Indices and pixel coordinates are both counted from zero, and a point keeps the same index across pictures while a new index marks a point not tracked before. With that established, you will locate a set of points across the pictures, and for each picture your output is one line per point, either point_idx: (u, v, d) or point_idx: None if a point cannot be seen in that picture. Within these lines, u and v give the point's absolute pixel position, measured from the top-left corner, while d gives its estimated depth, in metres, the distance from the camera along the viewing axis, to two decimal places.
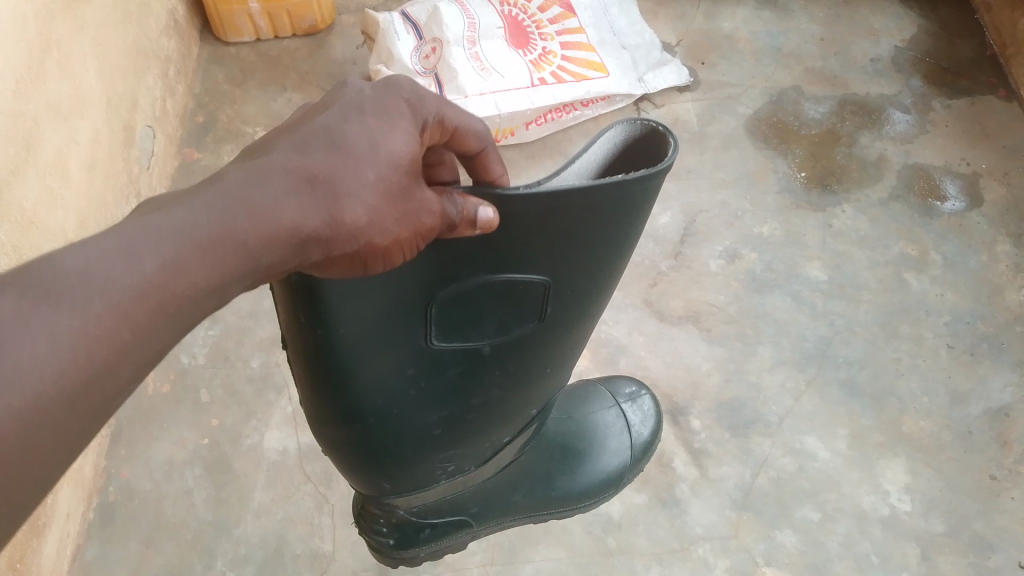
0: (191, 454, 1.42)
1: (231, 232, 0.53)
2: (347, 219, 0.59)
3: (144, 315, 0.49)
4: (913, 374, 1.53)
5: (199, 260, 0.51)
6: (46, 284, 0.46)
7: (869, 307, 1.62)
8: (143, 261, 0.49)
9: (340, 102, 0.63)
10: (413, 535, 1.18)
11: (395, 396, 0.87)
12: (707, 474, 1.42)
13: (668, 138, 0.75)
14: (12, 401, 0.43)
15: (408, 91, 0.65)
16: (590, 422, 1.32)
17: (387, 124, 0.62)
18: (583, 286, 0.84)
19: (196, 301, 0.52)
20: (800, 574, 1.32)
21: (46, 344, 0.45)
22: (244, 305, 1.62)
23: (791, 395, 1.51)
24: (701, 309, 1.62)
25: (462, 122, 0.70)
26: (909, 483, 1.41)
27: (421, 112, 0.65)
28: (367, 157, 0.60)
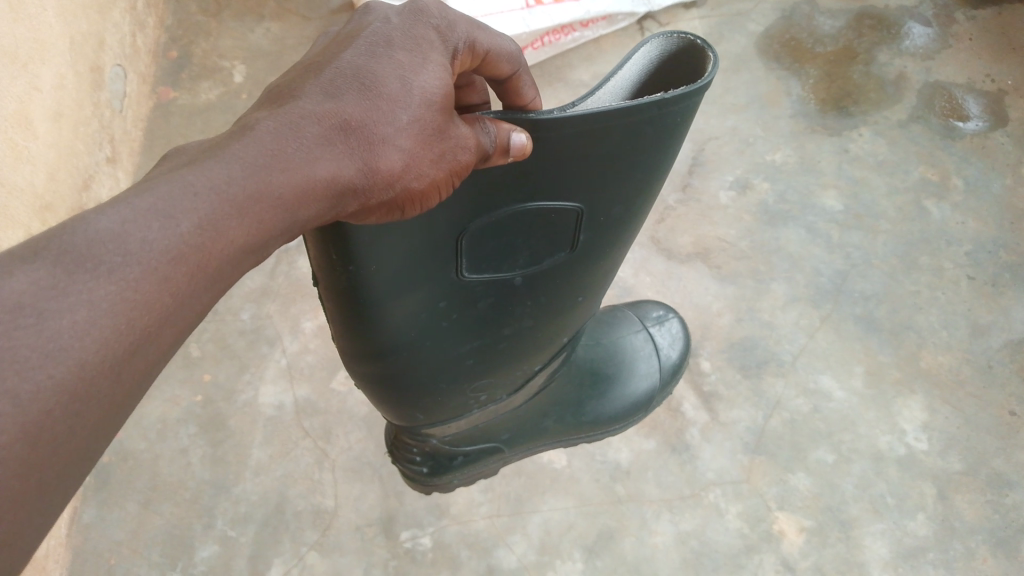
0: (185, 411, 1.39)
1: (270, 186, 0.46)
2: (381, 166, 0.53)
3: (187, 276, 0.42)
4: (931, 307, 1.47)
5: (240, 217, 0.44)
6: (81, 245, 0.39)
7: (887, 238, 1.54)
8: (184, 217, 0.42)
9: (364, 35, 0.56)
10: (446, 463, 1.15)
11: (429, 333, 0.81)
12: (718, 418, 1.38)
13: (710, 53, 0.67)
14: (55, 375, 0.36)
15: (435, 18, 0.58)
16: (618, 346, 1.26)
17: (418, 58, 0.55)
18: (618, 213, 0.77)
19: (240, 259, 0.45)
20: (814, 517, 1.28)
21: (86, 313, 0.37)
22: None
23: (805, 333, 1.45)
24: (710, 245, 1.55)
25: (493, 46, 0.63)
26: (927, 422, 1.37)
27: (452, 39, 0.58)
28: (401, 96, 0.54)
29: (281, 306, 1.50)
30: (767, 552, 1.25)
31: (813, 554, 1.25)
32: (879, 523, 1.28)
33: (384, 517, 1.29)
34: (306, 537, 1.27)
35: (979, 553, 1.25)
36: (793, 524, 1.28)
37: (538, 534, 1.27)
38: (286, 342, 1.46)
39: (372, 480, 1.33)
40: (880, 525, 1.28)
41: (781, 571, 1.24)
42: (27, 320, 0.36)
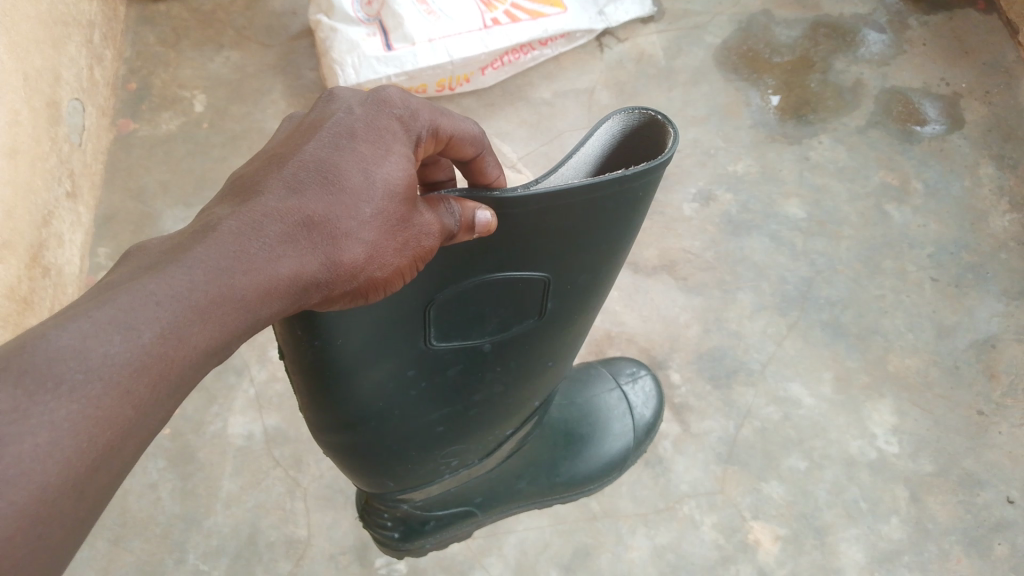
0: (153, 445, 1.37)
1: (233, 289, 0.46)
2: (345, 260, 0.53)
3: (148, 388, 0.41)
4: (896, 310, 1.48)
5: (204, 324, 0.44)
6: (41, 365, 0.38)
7: (851, 243, 1.56)
8: (146, 329, 0.41)
9: (327, 126, 0.56)
10: (418, 527, 1.11)
11: (397, 401, 0.79)
12: (689, 429, 1.38)
13: (669, 128, 0.67)
14: (18, 501, 0.36)
15: (397, 109, 0.58)
16: (594, 405, 1.24)
17: (381, 149, 0.56)
18: (585, 281, 0.77)
19: (202, 366, 0.45)
20: (789, 525, 1.29)
21: (47, 436, 0.37)
22: None
23: (772, 340, 1.46)
24: (676, 257, 1.55)
25: (456, 130, 0.64)
26: (897, 424, 1.37)
27: (415, 127, 0.59)
28: (364, 189, 0.54)
29: None
30: (744, 563, 1.25)
31: (789, 561, 1.25)
32: (853, 528, 1.28)
33: (358, 545, 1.28)
34: (279, 567, 1.26)
35: (953, 554, 1.26)
36: (768, 533, 1.28)
37: (514, 554, 1.27)
38: (254, 371, 1.45)
39: (345, 507, 1.31)
40: (854, 530, 1.28)
41: None
42: None
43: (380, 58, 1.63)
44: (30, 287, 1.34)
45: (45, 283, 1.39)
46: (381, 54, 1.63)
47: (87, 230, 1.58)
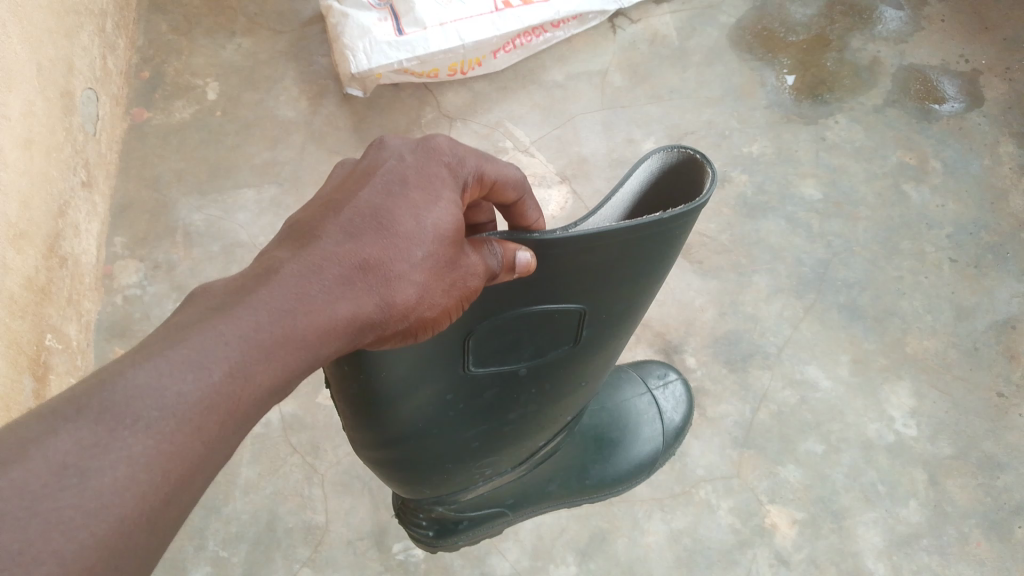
0: None
1: (295, 329, 0.48)
2: (397, 302, 0.55)
3: (216, 425, 0.43)
4: (914, 292, 1.47)
5: (266, 362, 0.46)
6: (119, 402, 0.40)
7: (868, 224, 1.54)
8: (214, 367, 0.44)
9: (379, 174, 0.58)
10: (452, 526, 1.10)
11: (436, 422, 0.80)
12: (706, 413, 1.37)
13: (707, 168, 0.69)
14: (98, 531, 0.37)
15: (447, 155, 0.60)
16: (624, 409, 1.22)
17: (430, 195, 0.57)
18: (619, 312, 0.78)
19: (265, 402, 0.47)
20: (806, 509, 1.28)
21: (126, 469, 0.39)
22: (211, 272, 1.53)
23: (789, 324, 1.45)
24: (692, 241, 1.54)
25: (499, 175, 0.65)
26: (915, 407, 1.36)
27: (462, 172, 0.61)
28: (415, 234, 0.56)
29: None
30: (761, 546, 1.26)
31: (806, 546, 1.25)
32: (871, 511, 1.28)
33: (375, 530, 1.29)
34: (299, 553, 1.27)
35: (972, 537, 1.25)
36: (785, 516, 1.28)
37: (531, 540, 1.27)
38: None
39: (362, 493, 1.32)
40: (871, 513, 1.28)
41: (776, 564, 1.24)
42: (71, 480, 0.37)
43: (391, 44, 1.62)
44: (47, 278, 1.36)
45: (62, 273, 1.41)
46: (392, 39, 1.62)
47: (103, 219, 1.58)
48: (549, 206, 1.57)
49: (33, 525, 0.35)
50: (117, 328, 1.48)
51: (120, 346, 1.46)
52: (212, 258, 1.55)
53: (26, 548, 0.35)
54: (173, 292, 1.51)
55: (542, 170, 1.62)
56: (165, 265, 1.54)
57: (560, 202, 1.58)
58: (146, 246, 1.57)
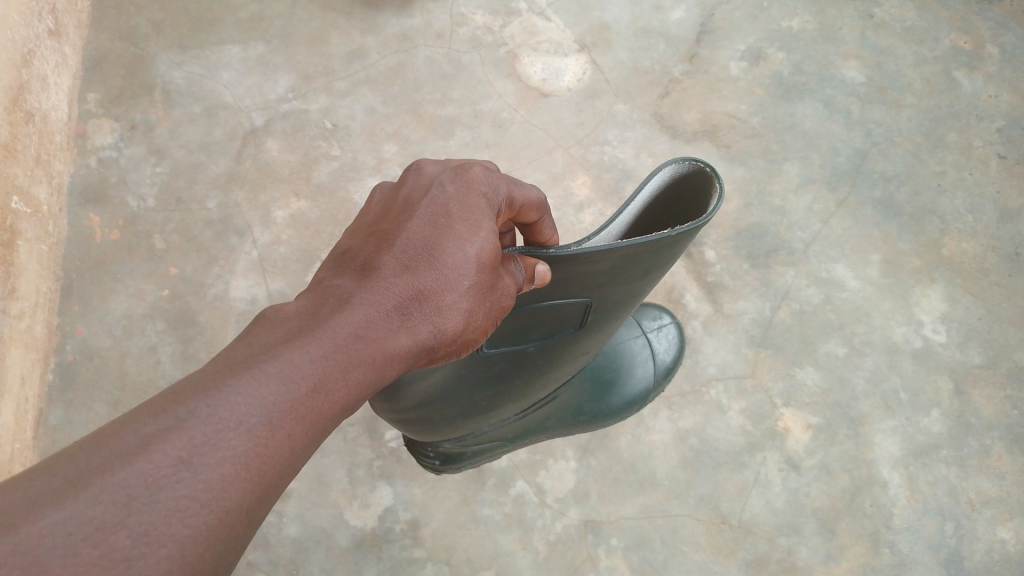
0: (151, 306, 1.29)
1: (367, 350, 0.46)
2: (444, 331, 0.53)
3: (303, 436, 0.41)
4: (956, 189, 1.35)
5: (344, 379, 0.44)
6: (221, 404, 0.38)
7: (912, 113, 1.41)
8: (301, 382, 0.42)
9: (422, 204, 0.55)
10: (456, 457, 1.04)
11: (449, 386, 0.72)
12: (722, 310, 1.28)
13: (715, 182, 0.63)
14: (209, 522, 0.36)
15: (483, 186, 0.57)
16: (624, 355, 1.12)
17: (476, 220, 0.55)
18: (624, 302, 0.73)
19: (339, 419, 0.45)
20: (822, 413, 1.22)
21: (230, 468, 0.37)
22: (193, 137, 1.41)
23: (818, 218, 1.34)
24: (719, 121, 1.41)
25: (526, 201, 0.62)
26: (946, 312, 1.27)
27: (497, 198, 0.58)
28: (461, 262, 0.53)
29: (250, 193, 1.37)
30: (771, 450, 1.19)
31: (819, 451, 1.19)
32: (890, 419, 1.21)
33: (368, 417, 1.23)
34: None
35: (994, 450, 1.19)
36: (799, 421, 1.21)
37: None
38: (256, 233, 1.34)
39: None
40: (890, 421, 1.21)
41: (785, 469, 1.18)
42: (184, 473, 0.36)
43: None
44: (12, 134, 1.23)
45: (28, 129, 1.28)
46: None
47: (75, 72, 1.44)
48: (564, 77, 1.44)
49: (157, 510, 0.34)
50: (91, 194, 1.37)
51: (95, 213, 1.35)
52: (194, 120, 1.42)
53: (152, 530, 0.34)
54: (152, 156, 1.40)
55: (559, 37, 1.47)
56: (143, 127, 1.42)
57: (577, 72, 1.44)
58: (122, 104, 1.43)
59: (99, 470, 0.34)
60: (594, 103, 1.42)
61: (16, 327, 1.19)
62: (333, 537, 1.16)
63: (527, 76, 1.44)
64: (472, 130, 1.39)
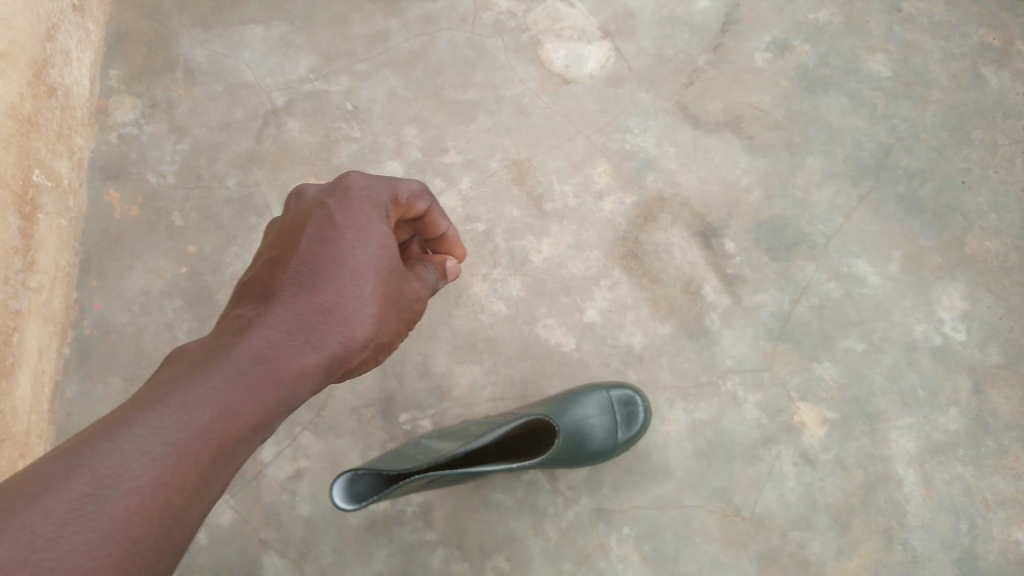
0: (169, 284, 1.30)
1: (272, 374, 0.56)
2: (353, 337, 0.65)
3: (214, 456, 0.50)
4: (980, 187, 1.34)
5: (249, 402, 0.54)
6: (128, 438, 0.47)
7: (938, 109, 1.39)
8: (206, 410, 0.51)
9: (313, 223, 0.71)
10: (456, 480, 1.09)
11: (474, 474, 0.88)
12: (740, 302, 1.27)
13: None
14: (116, 545, 0.43)
15: (365, 191, 0.74)
16: (579, 433, 1.10)
17: (363, 233, 0.70)
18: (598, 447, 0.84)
19: (249, 438, 0.54)
20: (838, 408, 1.21)
21: (135, 497, 0.45)
22: (215, 115, 1.41)
23: (840, 213, 1.33)
24: (743, 113, 1.40)
25: (405, 196, 0.77)
26: (967, 311, 1.26)
27: (379, 205, 0.74)
28: (357, 266, 0.69)
29: (270, 173, 1.37)
30: (786, 445, 1.19)
31: (835, 447, 1.19)
32: (908, 416, 1.20)
33: (383, 399, 1.23)
34: (300, 417, 1.21)
35: (1012, 451, 1.18)
36: (815, 415, 1.20)
37: None
38: (276, 212, 1.34)
39: None
40: (908, 418, 1.20)
41: (799, 464, 1.18)
42: (90, 503, 0.43)
43: None
44: (35, 108, 1.23)
45: (50, 104, 1.27)
46: None
47: (97, 45, 1.43)
48: (587, 64, 1.43)
49: (65, 539, 0.41)
50: (112, 169, 1.37)
51: (115, 189, 1.36)
52: (215, 99, 1.42)
53: (58, 560, 0.40)
54: (172, 134, 1.40)
55: (582, 23, 1.45)
56: (164, 105, 1.42)
57: (600, 59, 1.43)
58: (145, 80, 1.43)
59: (8, 512, 0.41)
60: (617, 91, 1.41)
61: (36, 301, 1.20)
62: (346, 518, 1.17)
63: (550, 62, 1.43)
64: (493, 115, 1.39)
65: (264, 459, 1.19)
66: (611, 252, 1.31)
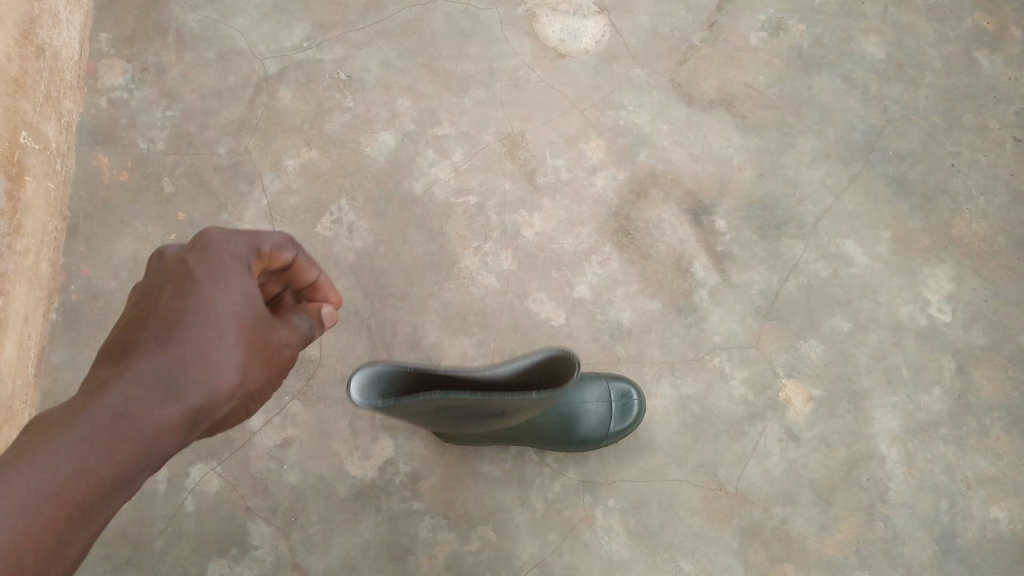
0: (158, 250, 1.29)
1: (125, 429, 0.45)
2: (224, 386, 0.51)
3: (71, 515, 0.42)
4: (969, 171, 1.35)
5: (101, 459, 0.44)
6: None
7: (930, 92, 1.40)
8: (47, 470, 0.41)
9: (169, 278, 0.55)
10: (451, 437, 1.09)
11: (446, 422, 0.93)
12: (729, 280, 1.28)
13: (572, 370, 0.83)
14: None
15: (224, 243, 0.57)
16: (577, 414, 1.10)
17: (231, 274, 0.56)
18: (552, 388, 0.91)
19: (107, 498, 0.44)
20: (824, 386, 1.22)
21: None
22: (206, 82, 1.40)
23: (831, 193, 1.34)
24: (736, 91, 1.40)
25: (267, 245, 0.60)
26: (953, 293, 1.27)
27: (246, 249, 0.58)
28: (219, 316, 0.54)
29: (262, 142, 1.36)
30: (772, 421, 1.20)
31: (819, 424, 1.20)
32: (892, 395, 1.22)
33: None
34: (289, 385, 1.21)
35: (993, 431, 1.20)
36: (801, 393, 1.22)
37: None
38: (267, 181, 1.33)
39: (359, 330, 1.24)
40: (892, 397, 1.22)
41: (784, 440, 1.19)
42: None
43: None
44: (22, 68, 1.21)
45: (39, 65, 1.26)
46: None
47: (87, 8, 1.42)
48: (583, 39, 1.42)
49: None
50: (101, 134, 1.36)
51: (104, 154, 1.34)
52: (206, 65, 1.41)
53: None
54: (163, 100, 1.38)
55: None
56: (155, 70, 1.40)
57: (596, 35, 1.43)
58: (135, 45, 1.42)
59: None
60: (612, 67, 1.41)
61: (23, 265, 1.19)
62: (333, 487, 1.17)
63: (546, 36, 1.42)
64: (487, 88, 1.39)
65: (252, 427, 1.19)
66: (602, 228, 1.31)
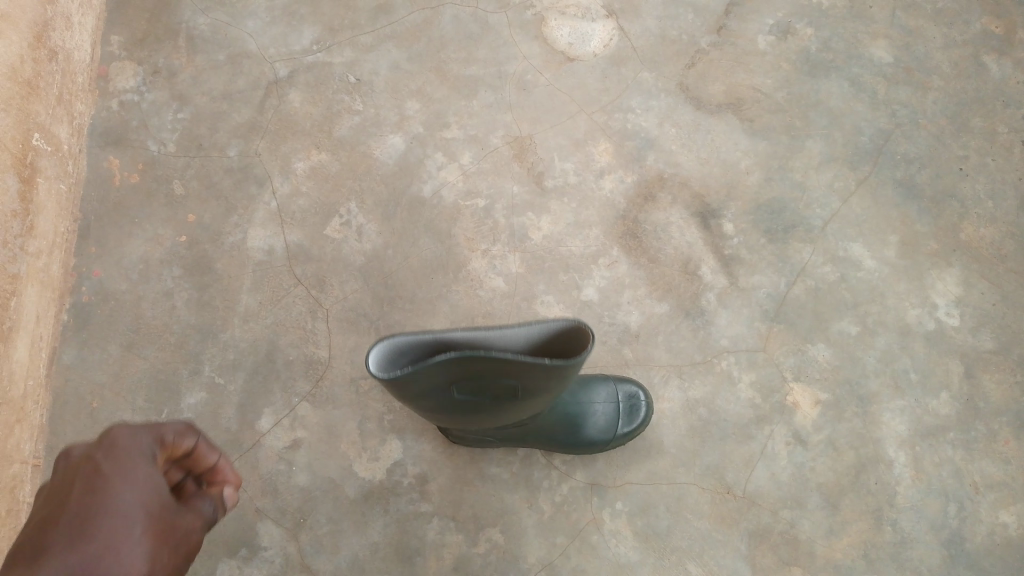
0: (168, 252, 1.30)
1: None
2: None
3: None
4: (977, 175, 1.35)
5: None
6: None
7: (938, 96, 1.40)
8: None
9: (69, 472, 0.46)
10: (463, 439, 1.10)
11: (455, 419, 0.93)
12: (737, 283, 1.28)
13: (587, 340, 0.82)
14: None
15: (126, 435, 0.50)
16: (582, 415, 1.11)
17: (139, 458, 0.49)
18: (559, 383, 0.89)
19: None
20: (831, 390, 1.22)
21: None
22: (216, 85, 1.40)
23: (838, 197, 1.34)
24: (744, 95, 1.40)
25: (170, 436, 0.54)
26: (961, 297, 1.27)
27: (148, 440, 0.51)
28: (130, 509, 0.44)
29: (271, 144, 1.37)
30: (779, 424, 1.20)
31: (827, 427, 1.20)
32: (900, 399, 1.22)
33: None
34: (298, 387, 1.22)
35: (1001, 435, 1.20)
36: (808, 396, 1.22)
37: None
38: (276, 183, 1.34)
39: (368, 332, 1.25)
40: (900, 401, 1.22)
41: (792, 443, 1.19)
42: None
43: None
44: (36, 71, 1.23)
45: (52, 68, 1.27)
46: None
47: (99, 11, 1.43)
48: (591, 42, 1.43)
49: None
50: (112, 136, 1.36)
51: (115, 156, 1.35)
52: (216, 68, 1.42)
53: None
54: (174, 102, 1.39)
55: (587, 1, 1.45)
56: (166, 73, 1.41)
57: (604, 38, 1.43)
58: (146, 48, 1.43)
59: None
60: (620, 70, 1.41)
61: (35, 266, 1.20)
62: (341, 488, 1.17)
63: (554, 39, 1.43)
64: (496, 91, 1.40)
65: (262, 428, 1.20)
66: (610, 231, 1.31)
